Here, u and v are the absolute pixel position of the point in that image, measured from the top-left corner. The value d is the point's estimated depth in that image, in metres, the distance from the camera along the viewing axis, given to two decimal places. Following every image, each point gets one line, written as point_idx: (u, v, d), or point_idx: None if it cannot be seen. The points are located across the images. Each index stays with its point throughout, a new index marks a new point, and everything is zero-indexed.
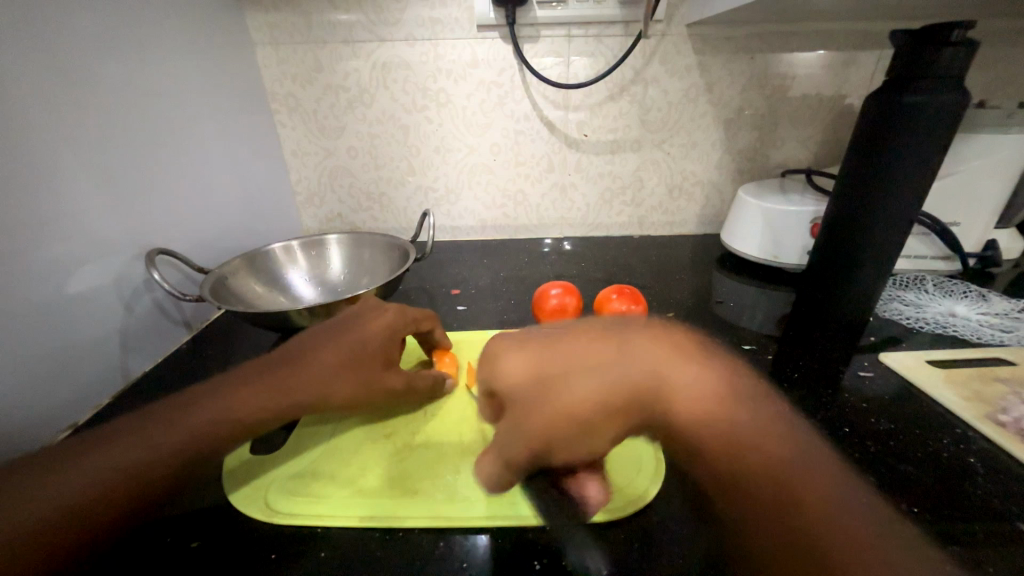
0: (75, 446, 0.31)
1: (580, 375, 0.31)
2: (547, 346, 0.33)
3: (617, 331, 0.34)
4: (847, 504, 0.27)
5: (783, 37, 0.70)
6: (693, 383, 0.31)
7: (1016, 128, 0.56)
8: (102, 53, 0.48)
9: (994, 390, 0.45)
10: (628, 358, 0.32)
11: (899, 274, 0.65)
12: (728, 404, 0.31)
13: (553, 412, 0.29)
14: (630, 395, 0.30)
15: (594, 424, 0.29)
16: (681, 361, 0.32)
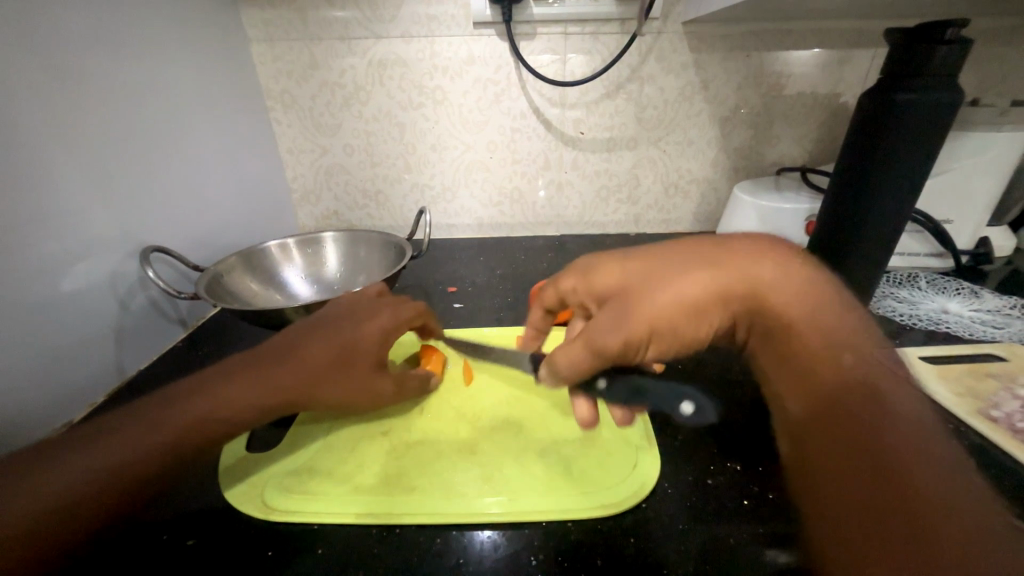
0: (64, 441, 0.31)
1: (682, 275, 0.35)
2: (649, 258, 0.38)
3: (714, 244, 0.38)
4: (909, 408, 0.29)
5: (778, 35, 0.70)
6: (782, 288, 0.35)
7: (1008, 127, 0.57)
8: (96, 48, 0.48)
9: (986, 385, 0.45)
10: (721, 263, 0.36)
11: (893, 271, 0.66)
12: (813, 310, 0.34)
13: (654, 303, 0.34)
14: (721, 295, 0.34)
15: (687, 318, 0.34)
16: (772, 268, 0.35)
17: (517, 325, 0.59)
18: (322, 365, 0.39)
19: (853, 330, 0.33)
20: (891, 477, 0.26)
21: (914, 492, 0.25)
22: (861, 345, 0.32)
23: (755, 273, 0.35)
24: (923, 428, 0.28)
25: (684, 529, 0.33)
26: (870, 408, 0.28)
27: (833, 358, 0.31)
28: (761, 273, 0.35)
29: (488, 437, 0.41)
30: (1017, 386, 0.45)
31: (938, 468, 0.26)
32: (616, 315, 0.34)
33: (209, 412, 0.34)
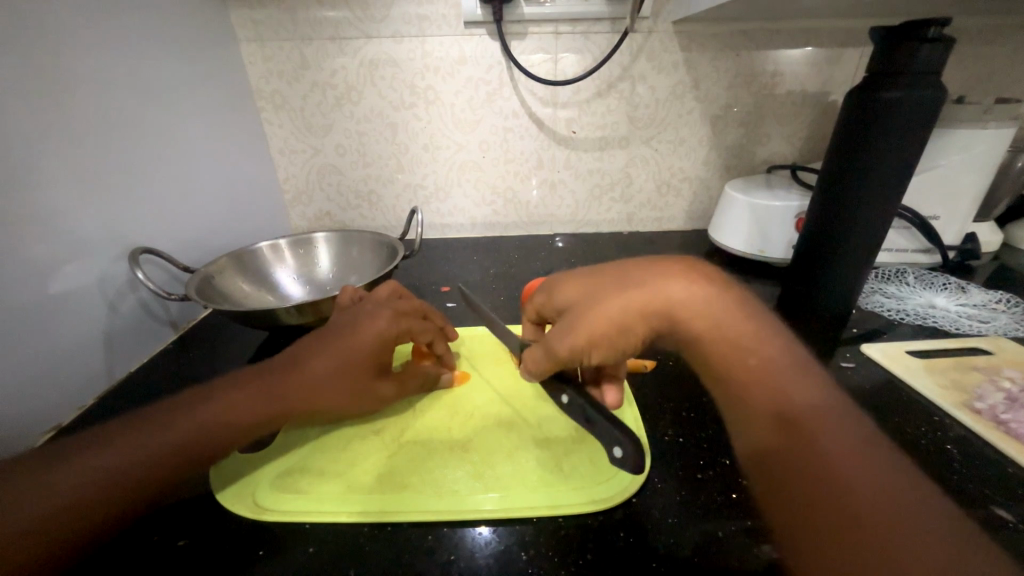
0: (67, 444, 0.31)
1: (611, 295, 0.37)
2: (594, 276, 0.40)
3: (640, 268, 0.39)
4: (838, 418, 0.31)
5: (768, 34, 0.71)
6: (705, 310, 0.36)
7: (992, 124, 0.58)
8: (83, 48, 0.48)
9: (971, 378, 0.46)
10: (646, 287, 0.37)
11: (881, 268, 0.66)
12: (736, 331, 0.35)
13: (591, 318, 0.36)
14: (650, 317, 0.36)
15: (620, 336, 0.36)
16: (690, 289, 0.36)
17: (509, 324, 0.59)
18: (319, 371, 0.39)
19: (775, 348, 0.35)
20: (836, 489, 0.27)
21: (859, 501, 0.27)
22: (785, 364, 0.34)
23: (676, 297, 0.36)
24: (854, 435, 0.30)
25: (673, 524, 0.34)
26: (806, 426, 0.31)
27: (769, 381, 0.33)
28: (680, 296, 0.36)
29: (479, 435, 0.42)
30: (1001, 379, 0.45)
31: (874, 471, 0.28)
32: (562, 327, 0.38)
33: (202, 417, 0.34)
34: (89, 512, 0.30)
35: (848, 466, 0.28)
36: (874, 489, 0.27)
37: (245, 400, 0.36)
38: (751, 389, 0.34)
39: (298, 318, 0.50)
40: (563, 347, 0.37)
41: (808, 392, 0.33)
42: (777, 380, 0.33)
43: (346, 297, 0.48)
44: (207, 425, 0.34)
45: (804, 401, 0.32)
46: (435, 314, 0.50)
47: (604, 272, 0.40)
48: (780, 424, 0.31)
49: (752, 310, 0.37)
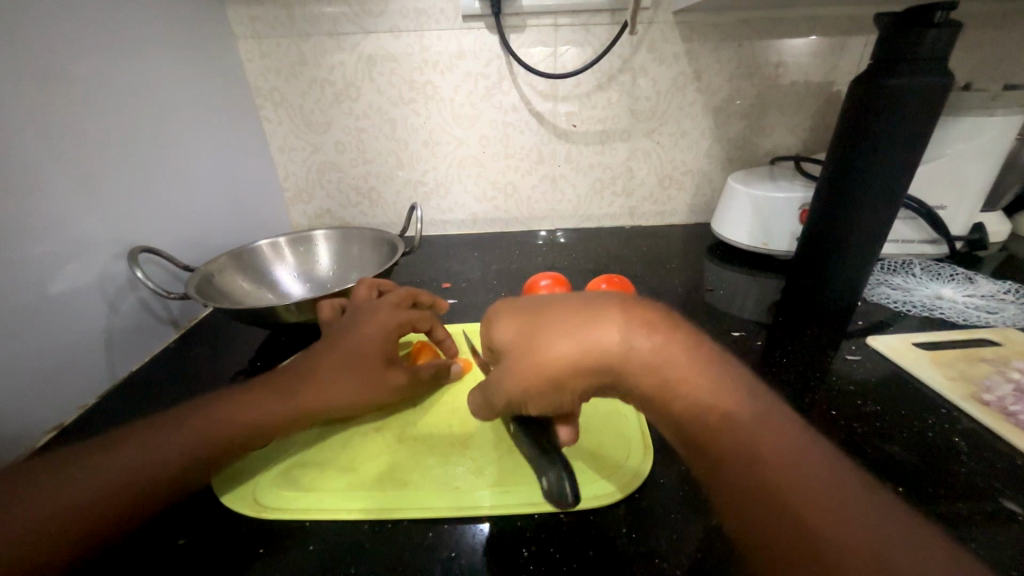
0: (75, 453, 0.31)
1: (546, 344, 0.32)
2: (525, 319, 0.35)
3: (572, 310, 0.35)
4: (794, 452, 0.28)
5: (771, 24, 0.70)
6: (644, 358, 0.31)
7: (1000, 111, 0.56)
8: (79, 44, 0.47)
9: (979, 369, 0.45)
10: (579, 336, 0.32)
11: (887, 259, 0.65)
12: (675, 378, 0.31)
13: (524, 370, 0.32)
14: (587, 368, 0.31)
15: (554, 390, 0.31)
16: (624, 336, 0.32)
17: None
18: (327, 372, 0.40)
19: (721, 390, 0.31)
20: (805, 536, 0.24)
21: (831, 546, 0.24)
22: (728, 402, 0.30)
23: (612, 346, 0.31)
24: (812, 466, 0.27)
25: (676, 519, 0.33)
26: (763, 467, 0.27)
27: (724, 427, 0.29)
28: (614, 345, 0.32)
29: (481, 431, 0.41)
30: (1010, 370, 0.45)
31: (840, 510, 0.25)
32: (495, 378, 0.33)
33: (205, 425, 0.35)
34: (93, 521, 0.29)
35: (814, 508, 0.25)
36: (841, 530, 0.24)
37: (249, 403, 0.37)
38: (700, 435, 0.29)
39: (298, 315, 0.50)
40: (500, 398, 0.33)
41: (756, 425, 0.29)
42: (733, 425, 0.29)
43: (325, 310, 0.46)
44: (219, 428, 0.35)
45: (759, 440, 0.28)
46: (423, 295, 0.51)
47: (542, 310, 0.35)
48: (738, 469, 0.27)
49: (694, 353, 0.32)
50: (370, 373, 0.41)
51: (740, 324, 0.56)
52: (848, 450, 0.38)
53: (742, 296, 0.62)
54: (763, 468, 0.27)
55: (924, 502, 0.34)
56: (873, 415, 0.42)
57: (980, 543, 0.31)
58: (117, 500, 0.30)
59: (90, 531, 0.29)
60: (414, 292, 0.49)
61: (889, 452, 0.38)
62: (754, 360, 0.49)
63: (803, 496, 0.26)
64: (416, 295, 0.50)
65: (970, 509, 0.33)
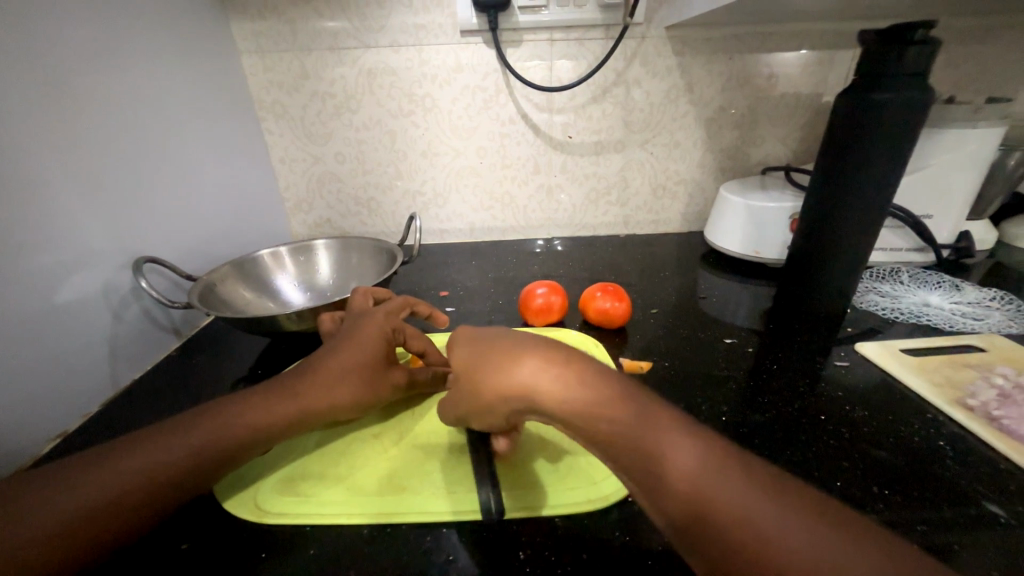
0: (86, 459, 0.32)
1: (474, 383, 0.33)
2: (459, 351, 0.35)
3: (500, 342, 0.33)
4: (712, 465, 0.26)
5: (761, 38, 0.72)
6: (555, 390, 0.29)
7: (982, 123, 0.58)
8: (87, 60, 0.49)
9: (965, 374, 0.47)
10: (495, 376, 0.32)
11: (876, 267, 0.67)
12: (589, 406, 0.29)
13: (467, 405, 0.35)
14: (512, 402, 0.31)
15: (492, 417, 0.34)
16: (535, 370, 0.30)
17: (507, 327, 0.60)
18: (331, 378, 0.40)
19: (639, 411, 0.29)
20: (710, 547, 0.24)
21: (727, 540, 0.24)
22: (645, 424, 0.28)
23: (528, 383, 0.30)
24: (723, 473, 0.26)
25: None
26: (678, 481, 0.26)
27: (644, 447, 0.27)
28: (528, 381, 0.30)
29: None
30: (995, 375, 0.46)
31: (737, 505, 0.24)
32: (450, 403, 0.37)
33: (212, 433, 0.35)
34: (105, 527, 0.30)
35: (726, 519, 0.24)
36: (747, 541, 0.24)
37: (256, 410, 0.37)
38: (614, 454, 0.28)
39: (298, 324, 0.50)
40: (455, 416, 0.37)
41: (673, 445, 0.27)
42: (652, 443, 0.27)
43: (326, 321, 0.48)
44: (227, 434, 0.36)
45: (673, 456, 0.27)
46: (421, 303, 0.52)
47: (470, 345, 0.35)
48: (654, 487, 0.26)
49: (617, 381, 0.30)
50: (372, 379, 0.42)
51: (733, 331, 0.57)
52: (836, 454, 0.39)
53: (735, 304, 0.63)
54: (677, 485, 0.26)
55: (908, 504, 0.35)
56: (860, 420, 0.42)
57: (964, 545, 0.32)
58: (127, 506, 0.31)
59: (101, 535, 0.30)
60: (411, 301, 0.50)
61: (876, 456, 0.39)
62: (747, 367, 0.50)
63: (708, 504, 0.25)
64: (414, 304, 0.51)
65: (953, 511, 0.34)
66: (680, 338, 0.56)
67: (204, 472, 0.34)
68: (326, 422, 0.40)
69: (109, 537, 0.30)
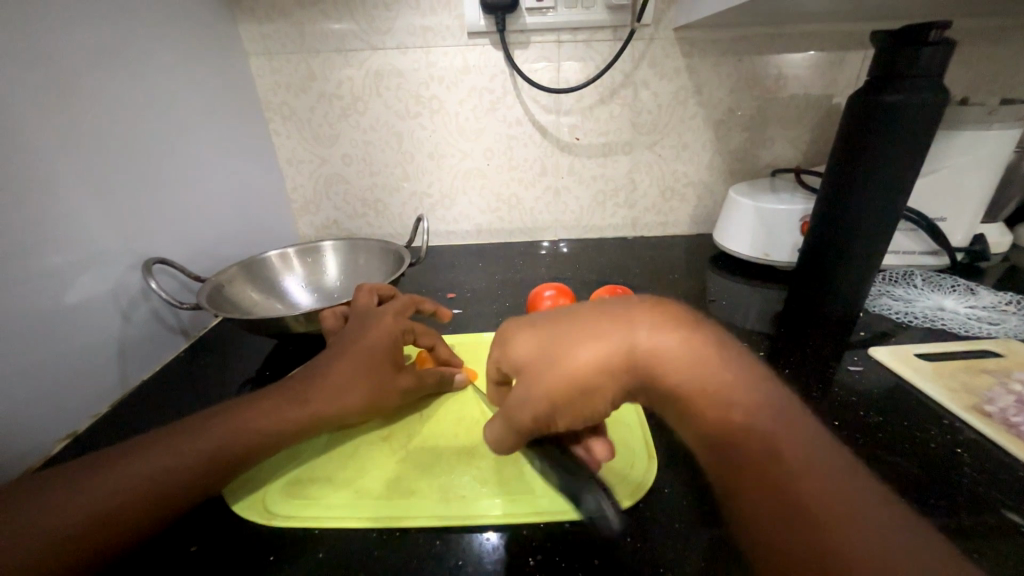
0: (98, 459, 0.32)
1: (578, 346, 0.31)
2: (542, 323, 0.33)
3: (596, 312, 0.33)
4: (820, 456, 0.27)
5: (770, 39, 0.71)
6: (681, 352, 0.30)
7: (996, 125, 0.57)
8: (97, 62, 0.49)
9: (982, 380, 0.46)
10: (614, 335, 0.31)
11: (889, 270, 0.66)
12: (707, 378, 0.29)
13: (551, 383, 0.30)
14: (619, 369, 0.30)
15: (588, 392, 0.30)
16: (659, 333, 0.30)
17: None
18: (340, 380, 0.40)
19: (756, 393, 0.29)
20: (822, 546, 0.23)
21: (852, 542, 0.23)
22: (760, 411, 0.28)
23: (646, 345, 0.30)
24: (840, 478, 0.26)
25: (681, 529, 0.33)
26: (785, 472, 0.26)
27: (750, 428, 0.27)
28: (647, 343, 0.30)
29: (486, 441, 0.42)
30: (1013, 382, 0.45)
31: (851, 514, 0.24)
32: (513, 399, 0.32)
33: (221, 435, 0.35)
34: (118, 528, 0.30)
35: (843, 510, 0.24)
36: (869, 541, 0.23)
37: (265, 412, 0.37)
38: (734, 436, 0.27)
39: (306, 325, 0.50)
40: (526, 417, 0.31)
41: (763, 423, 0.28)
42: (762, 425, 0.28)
43: (330, 319, 0.48)
44: (236, 436, 0.36)
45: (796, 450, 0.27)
46: (426, 303, 0.52)
47: (569, 315, 0.33)
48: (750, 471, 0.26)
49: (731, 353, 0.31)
50: (380, 382, 0.41)
51: (743, 334, 0.56)
52: None
53: (745, 307, 0.63)
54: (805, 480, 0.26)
55: (926, 513, 0.34)
56: (875, 426, 0.42)
57: (985, 555, 0.31)
58: (139, 507, 0.31)
59: (113, 536, 0.30)
60: (416, 301, 0.50)
61: (891, 463, 0.38)
62: None
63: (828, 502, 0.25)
64: (419, 302, 0.51)
65: (972, 520, 0.33)
66: None
67: (215, 474, 0.34)
68: (334, 425, 0.40)
69: (121, 538, 0.30)
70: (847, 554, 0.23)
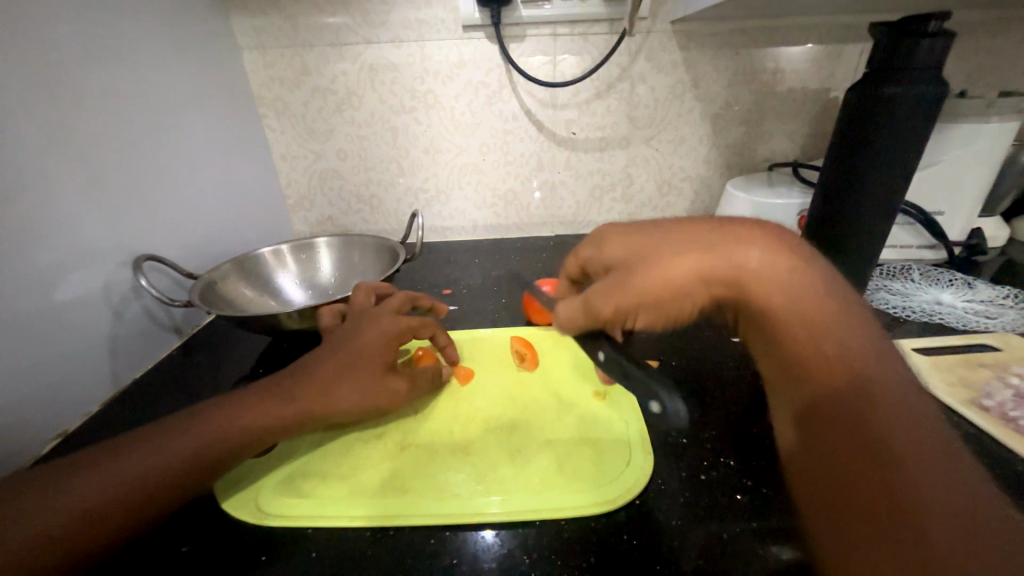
0: (84, 457, 0.32)
1: (669, 257, 0.34)
2: (643, 232, 0.38)
3: (688, 229, 0.36)
4: (912, 397, 0.28)
5: (768, 32, 0.71)
6: (791, 276, 0.32)
7: (995, 117, 0.57)
8: (86, 55, 0.48)
9: (979, 374, 0.46)
10: (707, 251, 0.34)
11: (886, 264, 0.66)
12: (825, 306, 0.31)
13: (641, 284, 0.34)
14: (707, 283, 0.33)
15: (673, 298, 0.34)
16: (770, 256, 0.33)
17: (511, 326, 0.59)
18: (333, 378, 0.40)
19: (867, 326, 0.31)
20: (899, 528, 0.23)
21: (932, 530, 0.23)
22: (879, 350, 0.30)
23: (748, 263, 0.33)
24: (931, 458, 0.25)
25: (677, 526, 0.33)
26: (874, 424, 0.26)
27: (834, 359, 0.29)
28: (754, 265, 0.33)
29: (483, 439, 0.41)
30: (1010, 376, 0.45)
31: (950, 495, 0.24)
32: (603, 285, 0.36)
33: (209, 435, 0.35)
34: (104, 527, 0.30)
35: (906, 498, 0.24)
36: (914, 508, 0.24)
37: (255, 408, 0.37)
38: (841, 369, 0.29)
39: (300, 323, 0.50)
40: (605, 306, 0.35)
41: (896, 384, 0.28)
42: (850, 360, 0.29)
43: (326, 315, 0.48)
44: (225, 433, 0.35)
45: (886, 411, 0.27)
46: (423, 299, 0.52)
47: (665, 227, 0.37)
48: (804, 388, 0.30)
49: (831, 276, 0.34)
50: (374, 381, 0.41)
51: None
52: None
53: None
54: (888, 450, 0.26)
55: None
56: None
57: None
58: (126, 506, 0.31)
59: (99, 536, 0.29)
60: (414, 296, 0.50)
61: None
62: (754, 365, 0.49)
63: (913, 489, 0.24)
64: (416, 299, 0.51)
65: None
66: (685, 336, 0.55)
67: (202, 473, 0.34)
68: (327, 422, 0.40)
69: (109, 537, 0.30)
70: (916, 526, 0.23)
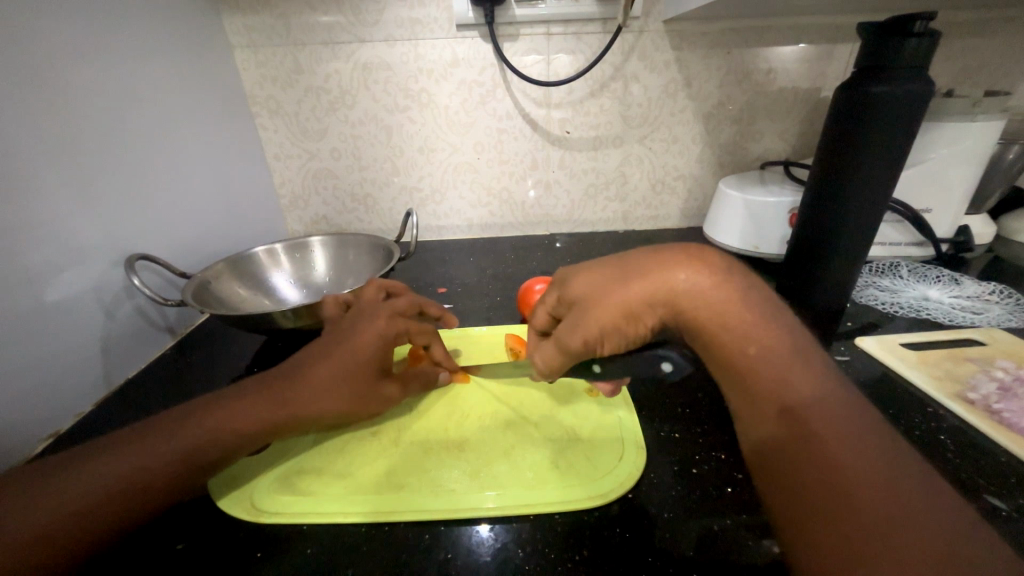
0: (77, 454, 0.32)
1: (616, 287, 0.33)
2: (591, 267, 0.37)
3: (627, 260, 0.36)
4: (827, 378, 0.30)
5: (759, 31, 0.71)
6: (717, 290, 0.32)
7: (981, 117, 0.58)
8: (77, 56, 0.48)
9: (965, 369, 0.46)
10: (647, 279, 0.33)
11: (875, 261, 0.66)
12: (751, 318, 0.31)
13: (598, 313, 0.34)
14: (653, 309, 0.33)
15: (628, 323, 0.34)
16: (698, 274, 0.32)
17: (506, 323, 0.59)
18: (324, 380, 0.39)
19: (783, 318, 0.32)
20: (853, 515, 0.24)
21: (878, 510, 0.24)
22: (806, 353, 0.31)
23: (680, 284, 0.32)
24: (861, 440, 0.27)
25: (670, 519, 0.34)
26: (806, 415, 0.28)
27: (767, 368, 0.30)
28: (686, 286, 0.32)
29: (478, 435, 0.42)
30: (995, 369, 0.46)
31: (885, 474, 0.25)
32: (571, 321, 0.35)
33: (200, 434, 0.34)
34: (94, 525, 0.30)
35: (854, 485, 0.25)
36: (860, 493, 0.25)
37: (245, 409, 0.36)
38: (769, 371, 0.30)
39: (294, 322, 0.50)
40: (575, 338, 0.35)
41: (826, 388, 0.29)
42: (779, 366, 0.30)
43: (331, 306, 0.47)
44: (215, 432, 0.35)
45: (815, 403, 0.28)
46: (432, 306, 0.51)
47: (607, 261, 0.37)
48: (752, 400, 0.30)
49: (760, 286, 0.34)
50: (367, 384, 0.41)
51: None
52: None
53: None
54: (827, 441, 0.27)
55: None
56: None
57: None
58: (117, 504, 0.31)
59: (90, 533, 0.30)
60: (422, 301, 0.49)
61: None
62: None
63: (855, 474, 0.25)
64: (425, 305, 0.50)
65: None
66: None
67: (193, 472, 0.34)
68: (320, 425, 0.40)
69: (99, 535, 0.30)
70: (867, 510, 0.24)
